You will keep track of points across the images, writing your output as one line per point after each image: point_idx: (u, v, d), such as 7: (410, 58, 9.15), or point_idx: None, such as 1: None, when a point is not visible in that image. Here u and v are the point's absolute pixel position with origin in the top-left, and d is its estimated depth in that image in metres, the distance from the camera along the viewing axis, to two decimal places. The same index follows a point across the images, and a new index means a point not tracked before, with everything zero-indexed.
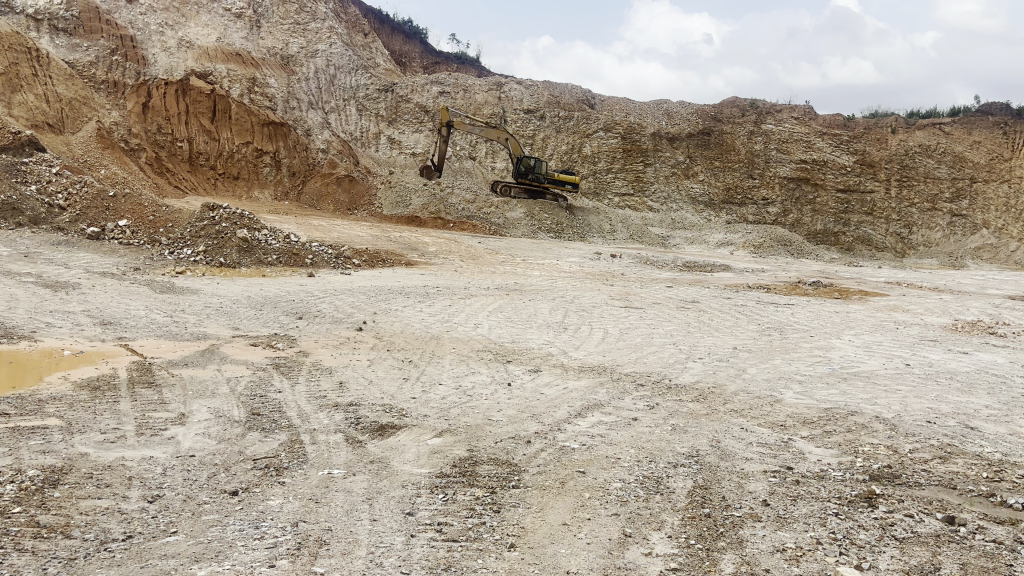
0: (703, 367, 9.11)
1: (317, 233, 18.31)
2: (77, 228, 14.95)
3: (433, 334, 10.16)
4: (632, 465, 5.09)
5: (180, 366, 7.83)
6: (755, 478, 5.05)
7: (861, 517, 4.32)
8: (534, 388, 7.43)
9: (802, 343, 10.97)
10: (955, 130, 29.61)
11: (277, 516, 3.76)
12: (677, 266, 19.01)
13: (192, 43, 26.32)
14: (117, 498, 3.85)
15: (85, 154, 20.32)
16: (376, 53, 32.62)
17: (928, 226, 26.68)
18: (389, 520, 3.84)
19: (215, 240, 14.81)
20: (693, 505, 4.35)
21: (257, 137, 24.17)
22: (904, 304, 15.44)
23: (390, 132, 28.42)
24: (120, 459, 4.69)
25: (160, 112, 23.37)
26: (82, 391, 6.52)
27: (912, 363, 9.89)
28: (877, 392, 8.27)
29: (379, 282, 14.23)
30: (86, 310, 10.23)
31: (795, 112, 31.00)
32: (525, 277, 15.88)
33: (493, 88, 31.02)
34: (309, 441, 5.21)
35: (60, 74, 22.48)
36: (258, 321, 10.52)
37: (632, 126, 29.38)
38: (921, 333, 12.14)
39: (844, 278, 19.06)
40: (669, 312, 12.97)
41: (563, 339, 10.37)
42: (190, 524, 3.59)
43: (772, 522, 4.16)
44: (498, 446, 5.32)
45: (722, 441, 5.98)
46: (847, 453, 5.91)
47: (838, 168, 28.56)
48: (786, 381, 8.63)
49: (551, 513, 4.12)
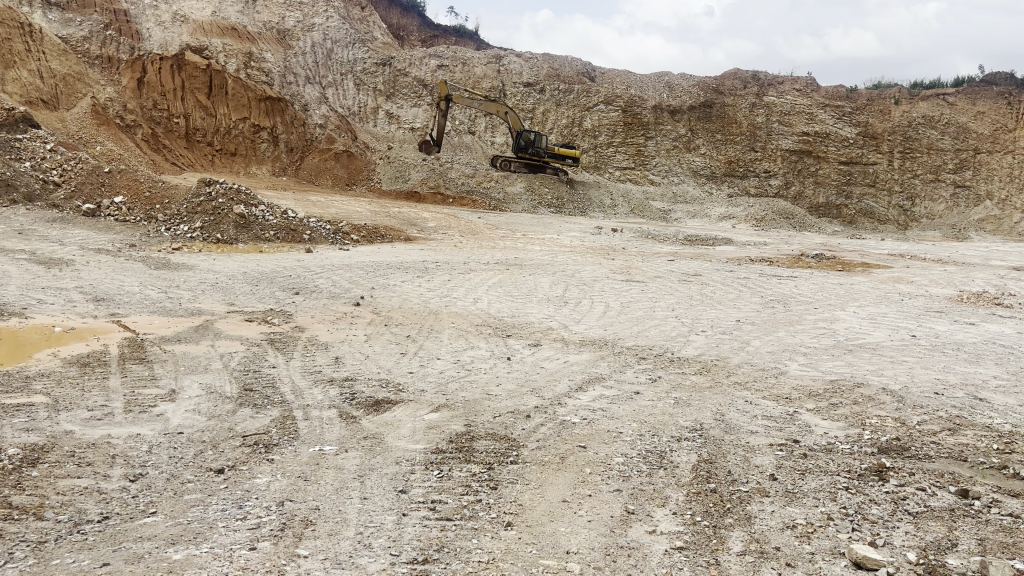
0: (706, 340, 8.97)
1: (315, 209, 18.10)
2: (72, 205, 14.72)
3: (431, 308, 9.99)
4: (634, 439, 4.94)
5: (173, 341, 7.67)
6: (762, 452, 4.90)
7: (872, 491, 4.17)
8: (534, 362, 7.28)
9: (806, 315, 10.79)
10: (959, 101, 29.16)
11: (262, 495, 3.61)
12: (678, 240, 18.84)
13: (186, 17, 25.95)
14: (97, 477, 3.69)
15: (80, 130, 20.06)
16: (373, 26, 32.20)
17: (930, 199, 26.60)
18: (381, 499, 3.69)
19: (212, 217, 14.66)
20: (699, 480, 4.20)
21: (254, 112, 23.86)
22: (908, 276, 15.22)
23: (389, 107, 28.07)
24: (106, 437, 4.53)
25: (155, 87, 23.06)
26: (71, 367, 6.36)
27: (919, 334, 9.73)
28: (884, 364, 8.12)
29: (376, 258, 14.02)
30: (78, 286, 10.05)
31: (797, 84, 30.60)
32: (525, 252, 15.68)
33: (493, 61, 30.63)
34: (301, 417, 5.06)
35: (54, 50, 22.16)
36: (254, 297, 10.34)
37: (633, 99, 29.08)
38: (927, 304, 11.96)
39: (847, 251, 18.85)
40: (672, 286, 12.76)
41: (564, 313, 10.20)
42: (170, 504, 3.44)
43: (781, 497, 4.00)
44: (497, 421, 5.17)
45: (726, 414, 5.83)
46: (854, 425, 5.76)
47: (840, 141, 28.25)
48: (790, 354, 8.47)
49: (550, 489, 3.97)
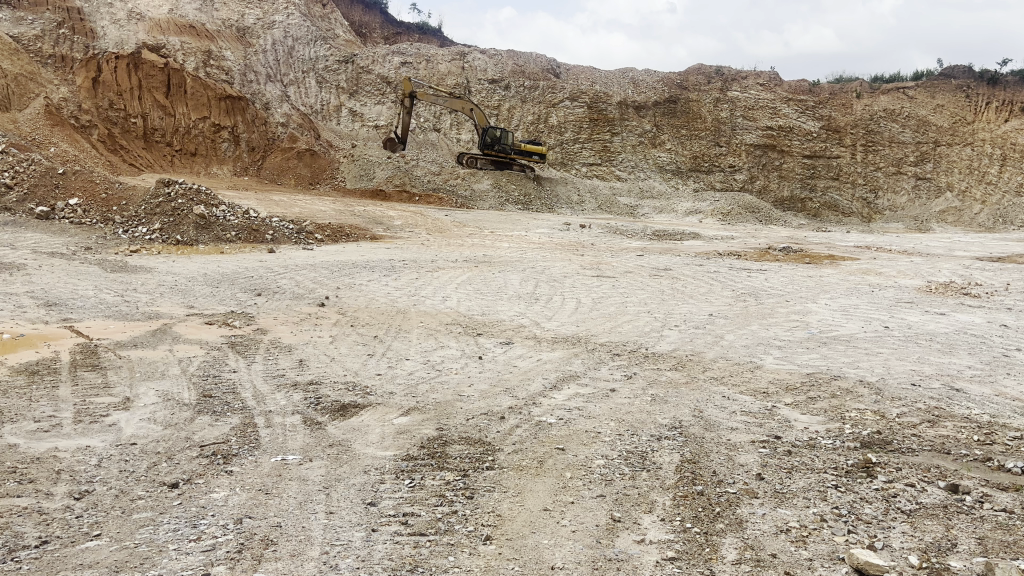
0: (680, 335, 8.81)
1: (277, 208, 17.72)
2: (25, 208, 14.19)
3: (398, 307, 9.74)
4: (614, 439, 4.74)
5: (128, 347, 7.33)
6: (745, 449, 4.73)
7: (862, 489, 4.02)
8: (506, 361, 7.05)
9: (778, 308, 10.70)
10: (919, 94, 29.47)
11: (219, 512, 3.36)
12: (646, 235, 18.73)
13: (143, 15, 25.36)
14: (38, 496, 3.41)
15: (33, 131, 19.45)
16: (335, 24, 31.77)
17: (892, 191, 26.85)
18: (348, 513, 3.44)
19: (171, 218, 14.25)
20: (684, 482, 4.02)
21: (214, 111, 23.34)
22: (875, 267, 15.26)
23: (352, 104, 27.65)
24: (52, 450, 4.24)
25: (111, 87, 22.42)
26: (19, 375, 6.01)
27: (891, 325, 9.67)
28: (859, 356, 8.03)
29: (341, 257, 13.71)
30: (29, 291, 9.64)
31: (760, 79, 30.72)
32: (494, 250, 15.45)
33: (457, 58, 30.34)
34: (263, 425, 4.79)
35: (4, 48, 21.48)
36: (214, 299, 10.00)
37: (598, 95, 28.97)
38: (897, 295, 11.96)
39: (814, 244, 18.89)
40: (642, 281, 12.62)
41: (535, 310, 10.02)
42: (117, 524, 3.17)
43: (770, 497, 3.84)
44: (470, 423, 4.94)
45: (705, 410, 5.66)
46: (834, 419, 5.62)
47: (804, 135, 28.40)
48: (765, 347, 8.34)
49: (529, 497, 3.75)
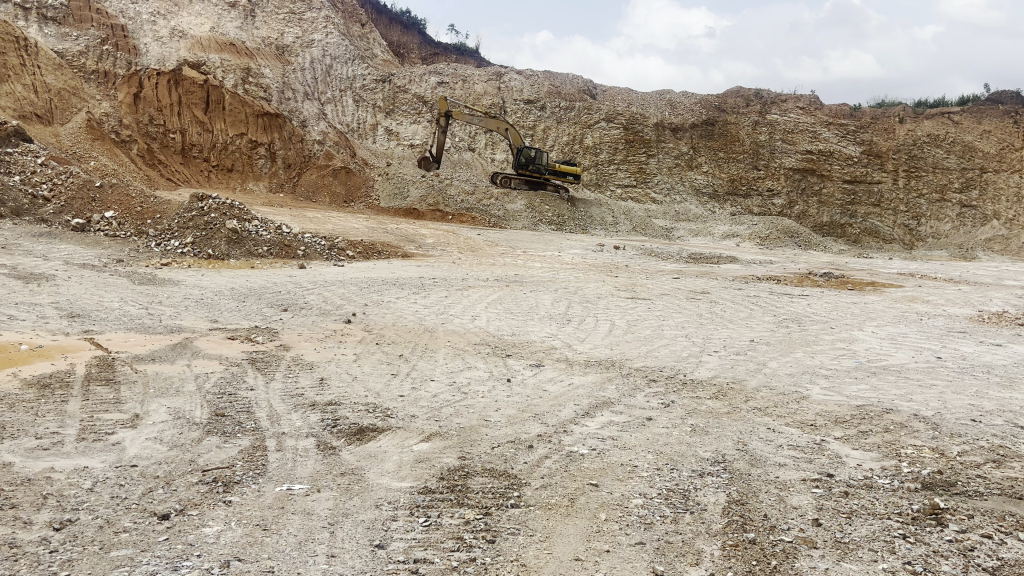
0: (720, 361, 8.37)
1: (311, 225, 17.56)
2: (61, 220, 14.08)
3: (426, 326, 9.40)
4: (652, 475, 4.33)
5: (146, 360, 7.08)
6: (797, 490, 4.30)
7: (934, 540, 3.57)
8: (536, 384, 6.67)
9: (823, 335, 10.19)
10: (964, 120, 28.68)
11: (207, 551, 3.02)
12: (682, 258, 18.26)
13: (185, 32, 25.55)
14: (15, 525, 3.10)
15: (74, 145, 19.63)
16: (373, 43, 31.86)
17: (936, 218, 26.09)
18: (352, 557, 3.09)
19: (203, 232, 14.10)
20: (733, 528, 3.61)
21: (251, 128, 23.35)
22: (922, 295, 14.64)
23: (388, 123, 27.62)
24: (47, 471, 3.94)
25: (152, 102, 22.57)
26: (29, 389, 5.75)
27: (944, 356, 9.12)
28: (912, 388, 7.51)
29: (371, 274, 13.46)
30: (54, 301, 9.48)
31: (800, 102, 30.22)
32: (526, 269, 15.11)
33: (493, 79, 30.24)
34: (273, 449, 4.47)
35: (49, 64, 21.74)
36: (239, 313, 9.77)
37: (635, 116, 28.59)
38: (948, 324, 11.39)
39: (855, 270, 18.24)
40: (680, 304, 12.20)
41: (567, 331, 9.61)
42: (92, 564, 2.85)
43: (832, 549, 3.44)
44: (495, 453, 4.56)
45: (748, 443, 5.23)
46: (889, 456, 5.16)
47: (845, 159, 27.76)
48: (811, 376, 7.86)
49: (560, 544, 3.37)
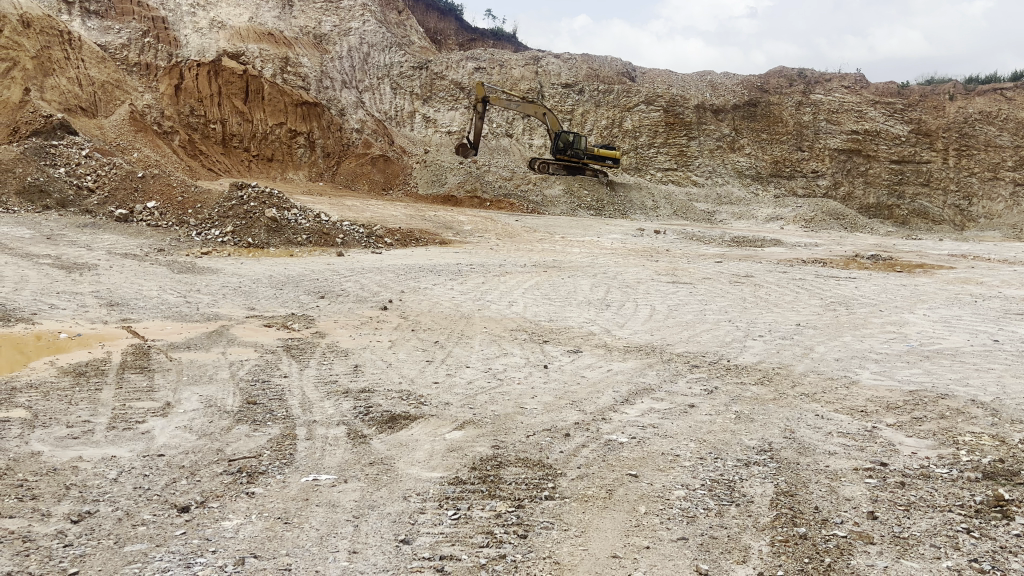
0: (765, 346, 8.10)
1: (349, 213, 17.53)
2: (105, 210, 14.20)
3: (462, 312, 9.26)
4: (695, 465, 4.13)
5: (181, 349, 7.03)
6: (849, 480, 4.06)
7: (1000, 534, 3.33)
8: (574, 371, 6.48)
9: (872, 319, 9.85)
10: (1018, 96, 27.68)
11: (223, 547, 2.90)
12: (725, 242, 17.88)
13: (224, 23, 25.66)
14: (32, 518, 3.03)
15: (117, 137, 19.80)
16: (410, 30, 31.76)
17: (988, 198, 25.25)
18: (375, 553, 2.95)
19: (243, 221, 14.09)
20: (782, 522, 3.41)
21: (290, 117, 23.40)
22: (976, 277, 14.13)
23: (425, 110, 27.53)
24: (74, 461, 3.87)
25: (192, 93, 22.71)
26: (64, 376, 5.74)
27: (1001, 339, 8.73)
28: (968, 372, 7.17)
29: (409, 261, 13.35)
30: (94, 291, 9.52)
31: (845, 82, 29.50)
32: (565, 255, 14.88)
33: (530, 63, 29.96)
34: (303, 437, 4.35)
35: (92, 57, 21.97)
36: (276, 301, 9.72)
37: (675, 98, 28.08)
38: (1003, 306, 10.95)
39: (905, 252, 17.67)
40: (722, 288, 11.91)
41: (606, 317, 9.39)
42: (104, 560, 2.75)
43: (890, 545, 3.21)
44: (530, 442, 4.39)
45: (795, 431, 5.00)
46: (946, 444, 4.88)
47: (892, 139, 27.03)
48: (860, 361, 7.56)
49: (597, 538, 3.20)
